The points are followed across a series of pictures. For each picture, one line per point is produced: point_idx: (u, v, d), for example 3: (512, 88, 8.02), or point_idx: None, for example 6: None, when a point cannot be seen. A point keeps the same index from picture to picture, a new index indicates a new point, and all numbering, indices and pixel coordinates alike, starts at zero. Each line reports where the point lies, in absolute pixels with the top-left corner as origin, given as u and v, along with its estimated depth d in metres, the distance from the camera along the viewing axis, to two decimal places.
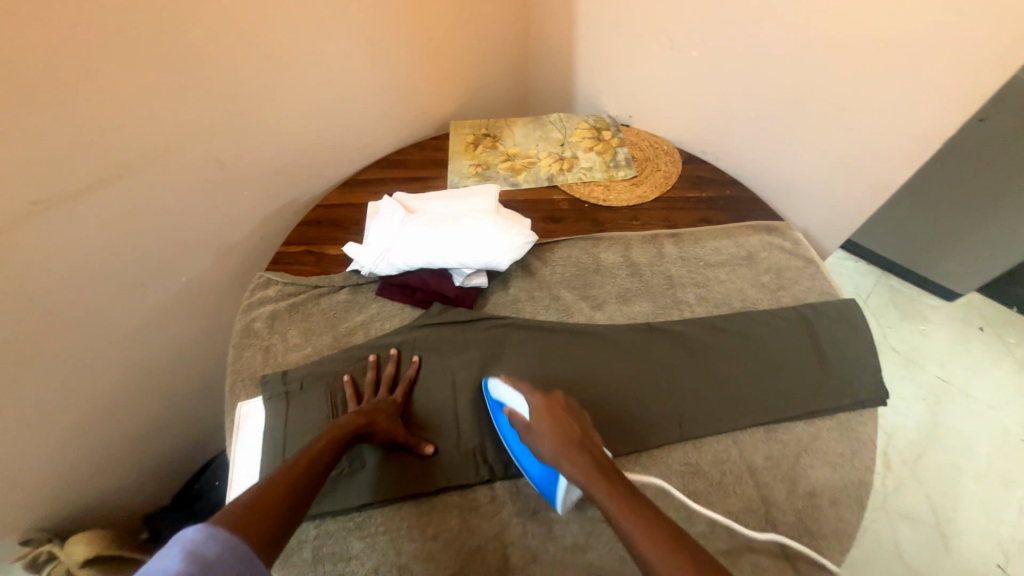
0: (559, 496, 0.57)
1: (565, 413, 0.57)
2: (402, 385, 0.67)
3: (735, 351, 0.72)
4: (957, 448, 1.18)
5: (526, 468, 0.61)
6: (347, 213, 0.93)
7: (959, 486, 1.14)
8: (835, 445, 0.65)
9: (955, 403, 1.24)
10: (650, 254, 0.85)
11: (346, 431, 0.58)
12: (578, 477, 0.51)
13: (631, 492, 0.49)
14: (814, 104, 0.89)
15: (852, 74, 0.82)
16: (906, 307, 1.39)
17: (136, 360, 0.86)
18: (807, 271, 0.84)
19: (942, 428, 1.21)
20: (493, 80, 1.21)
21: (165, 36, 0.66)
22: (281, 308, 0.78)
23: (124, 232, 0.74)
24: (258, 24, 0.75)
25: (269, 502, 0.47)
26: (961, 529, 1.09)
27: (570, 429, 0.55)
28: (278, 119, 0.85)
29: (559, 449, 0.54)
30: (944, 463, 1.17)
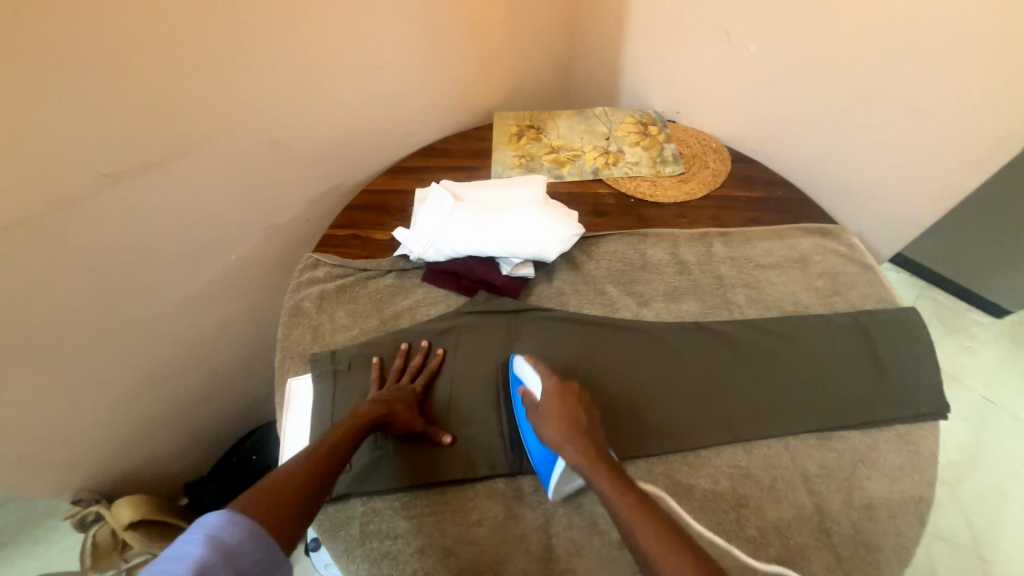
0: (553, 479, 0.57)
1: (576, 402, 0.59)
2: (424, 375, 0.67)
3: (787, 354, 0.70)
4: (1002, 471, 1.13)
5: (529, 449, 0.62)
6: (393, 199, 0.94)
7: (1002, 510, 1.09)
8: (892, 457, 0.63)
9: (1003, 424, 1.18)
10: (699, 253, 0.84)
11: (363, 421, 0.58)
12: (580, 463, 0.54)
13: (630, 484, 0.52)
14: (878, 103, 0.85)
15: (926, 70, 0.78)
16: (950, 323, 1.30)
17: (187, 333, 0.89)
18: (864, 276, 0.81)
19: (988, 449, 1.15)
20: (538, 71, 1.20)
21: (230, 14, 0.67)
22: (330, 289, 0.79)
23: (184, 207, 0.77)
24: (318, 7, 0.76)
25: (280, 496, 0.48)
26: (1003, 554, 1.04)
27: (579, 420, 0.57)
28: (331, 103, 0.86)
29: (565, 435, 0.56)
30: (987, 485, 1.12)
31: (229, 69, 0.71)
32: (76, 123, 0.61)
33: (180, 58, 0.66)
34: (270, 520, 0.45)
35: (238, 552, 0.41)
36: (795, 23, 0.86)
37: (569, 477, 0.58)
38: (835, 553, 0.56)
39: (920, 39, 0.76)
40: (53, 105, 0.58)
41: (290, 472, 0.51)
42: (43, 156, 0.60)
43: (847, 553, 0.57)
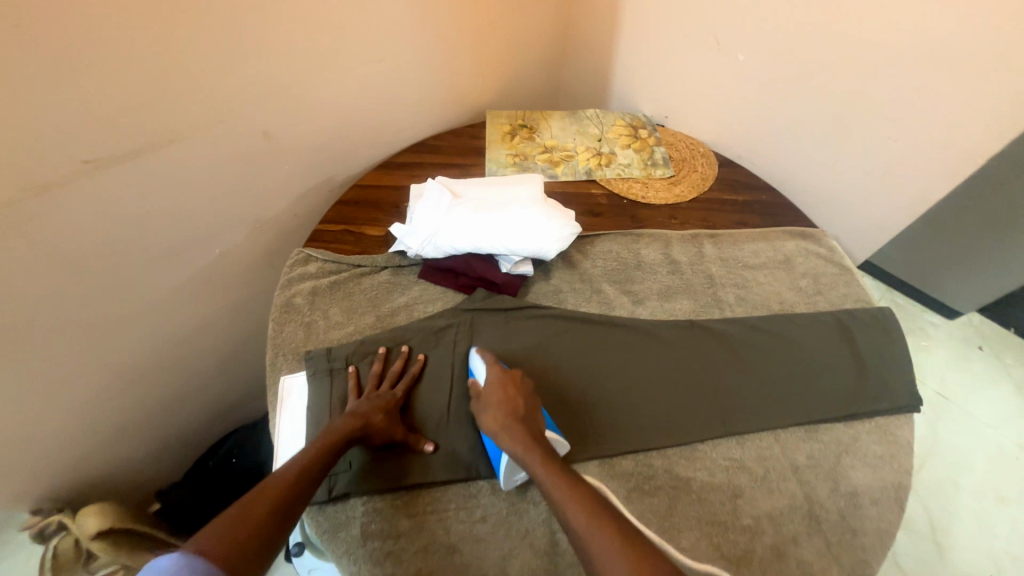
0: (502, 467, 0.57)
1: (519, 393, 0.61)
2: (404, 381, 0.66)
3: (776, 351, 0.73)
4: (953, 463, 1.21)
5: (483, 437, 0.63)
6: (386, 195, 0.92)
7: (954, 499, 1.17)
8: (874, 447, 0.67)
9: (953, 418, 1.27)
10: (690, 253, 0.86)
11: (341, 436, 0.56)
12: (514, 450, 0.56)
13: (562, 465, 0.54)
14: (862, 110, 0.90)
15: (910, 80, 0.84)
16: (909, 324, 1.37)
17: (166, 330, 0.84)
18: (842, 278, 0.85)
19: (941, 443, 1.24)
20: (529, 70, 1.20)
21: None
22: (323, 285, 0.77)
23: (168, 198, 0.73)
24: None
25: (245, 529, 0.45)
26: (955, 540, 1.12)
27: (517, 408, 0.59)
28: (323, 95, 0.84)
29: (502, 422, 0.58)
30: (940, 476, 1.20)
31: (220, 53, 0.67)
32: (54, 102, 0.56)
33: (169, 38, 0.62)
34: (234, 564, 0.42)
35: None
36: (783, 34, 0.89)
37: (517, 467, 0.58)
38: (825, 539, 0.59)
39: (901, 53, 0.82)
40: (29, 81, 0.53)
41: (259, 500, 0.47)
42: (15, 137, 0.55)
43: (835, 538, 0.60)
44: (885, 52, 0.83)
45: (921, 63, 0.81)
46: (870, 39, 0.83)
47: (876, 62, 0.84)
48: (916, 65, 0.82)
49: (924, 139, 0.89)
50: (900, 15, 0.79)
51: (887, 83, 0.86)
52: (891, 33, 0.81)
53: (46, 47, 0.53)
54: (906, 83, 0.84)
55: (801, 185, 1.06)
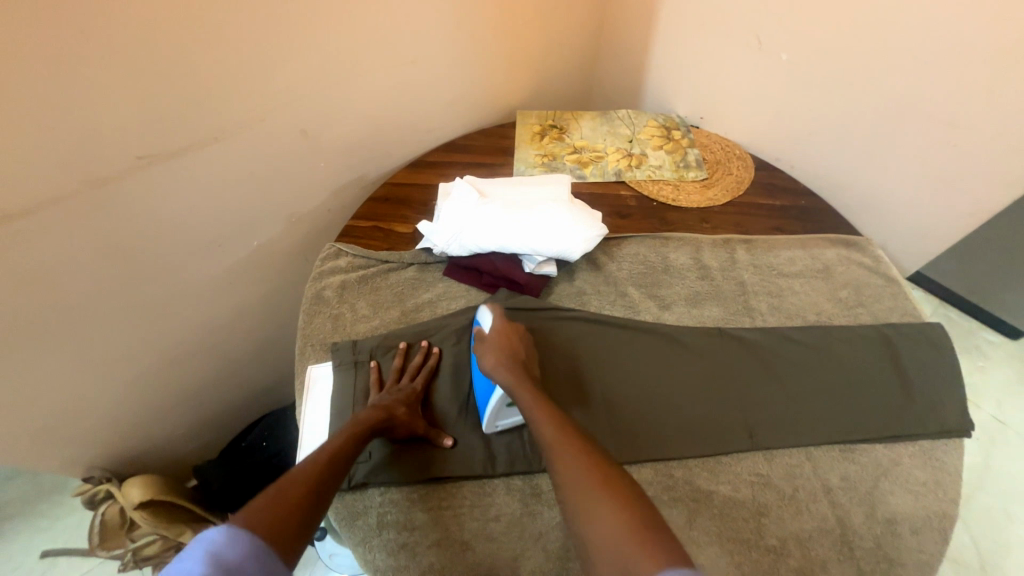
0: (487, 410, 0.61)
1: (518, 342, 0.63)
2: (424, 374, 0.67)
3: (810, 365, 0.70)
4: (1012, 493, 1.12)
5: (475, 383, 0.66)
6: (417, 193, 0.95)
7: (1011, 533, 1.08)
8: (917, 473, 0.62)
9: (1010, 445, 1.17)
10: (721, 258, 0.83)
11: (365, 428, 0.58)
12: (508, 383, 0.58)
13: (546, 398, 0.57)
14: (918, 112, 0.84)
15: (974, 81, 0.78)
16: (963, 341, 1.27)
17: (206, 317, 0.89)
18: (889, 289, 0.80)
19: (995, 470, 1.15)
20: (563, 71, 1.20)
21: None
22: (351, 279, 0.79)
23: (214, 191, 0.77)
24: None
25: (286, 508, 0.47)
26: None
27: (514, 350, 0.62)
28: (361, 96, 0.86)
29: (500, 359, 0.60)
30: (993, 506, 1.11)
31: (262, 54, 0.70)
32: (113, 100, 0.61)
33: (217, 40, 0.65)
34: (277, 535, 0.44)
35: (239, 567, 0.41)
36: (832, 32, 0.85)
37: (500, 413, 0.61)
38: (857, 567, 0.55)
39: (963, 50, 0.76)
40: (90, 82, 0.58)
41: (294, 482, 0.50)
42: (78, 132, 0.60)
43: (868, 567, 0.55)
44: (942, 51, 0.77)
45: (988, 60, 0.75)
46: (928, 34, 0.77)
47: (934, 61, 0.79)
48: (980, 62, 0.76)
49: (990, 146, 0.82)
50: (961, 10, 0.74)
51: (947, 83, 0.80)
52: (953, 29, 0.75)
53: (108, 47, 0.57)
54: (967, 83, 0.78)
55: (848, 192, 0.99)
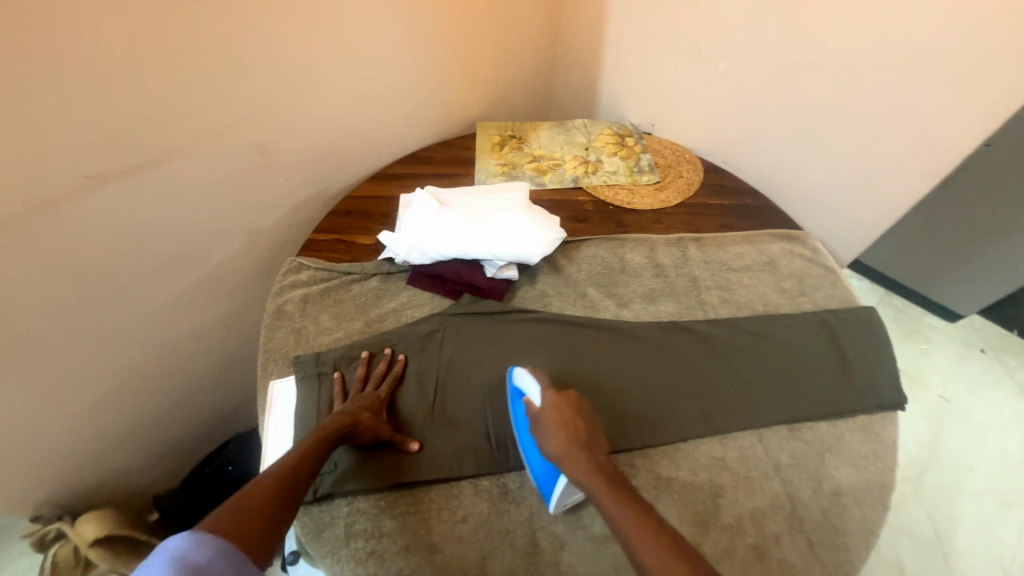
0: (555, 496, 0.57)
1: (578, 422, 0.58)
2: (389, 381, 0.67)
3: (757, 351, 0.74)
4: (957, 469, 1.41)
5: (530, 463, 0.61)
6: (379, 205, 0.96)
7: (960, 503, 1.36)
8: (857, 446, 0.66)
9: (955, 422, 1.49)
10: (674, 256, 0.88)
11: (330, 434, 0.58)
12: (580, 478, 0.54)
13: (622, 487, 0.53)
14: (843, 115, 0.92)
15: (888, 86, 0.85)
16: (910, 328, 1.65)
17: (162, 338, 0.86)
18: (827, 278, 0.85)
19: (943, 449, 1.44)
20: (520, 83, 1.24)
21: (221, 16, 0.67)
22: (314, 292, 0.79)
23: (166, 209, 0.75)
24: (305, 14, 0.76)
25: (250, 512, 0.46)
26: (959, 544, 1.30)
27: (579, 434, 0.58)
28: (319, 111, 0.87)
29: (568, 449, 0.56)
30: (947, 480, 1.39)
31: (212, 72, 0.70)
32: (55, 119, 0.59)
33: (163, 58, 0.65)
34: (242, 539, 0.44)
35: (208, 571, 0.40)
36: (763, 43, 0.92)
37: (568, 495, 0.58)
38: (808, 538, 0.58)
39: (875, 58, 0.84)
40: (27, 101, 0.56)
41: (259, 488, 0.49)
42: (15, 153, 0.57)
43: (818, 538, 0.58)
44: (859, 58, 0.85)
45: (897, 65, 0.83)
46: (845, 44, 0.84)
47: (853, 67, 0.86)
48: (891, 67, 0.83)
49: (905, 143, 0.91)
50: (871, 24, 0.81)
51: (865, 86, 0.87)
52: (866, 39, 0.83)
53: (47, 65, 0.56)
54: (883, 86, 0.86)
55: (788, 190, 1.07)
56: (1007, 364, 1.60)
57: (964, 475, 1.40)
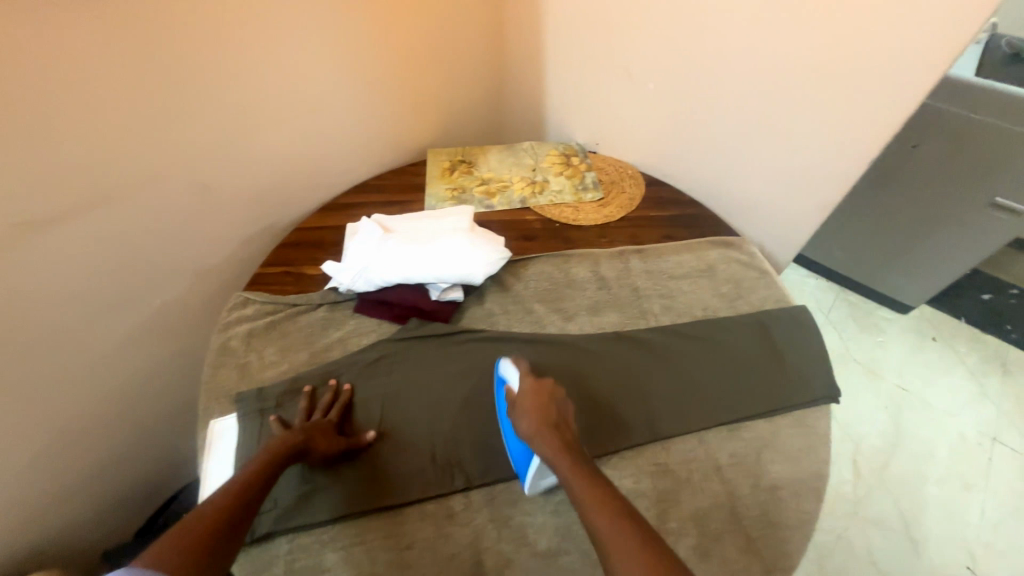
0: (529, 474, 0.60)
1: (550, 402, 0.62)
2: (337, 406, 0.67)
3: (697, 355, 0.76)
4: (919, 455, 1.46)
5: (509, 445, 0.65)
6: (328, 235, 0.97)
7: (924, 490, 1.41)
8: (793, 440, 0.69)
9: (914, 409, 1.55)
10: (617, 268, 0.91)
11: (278, 459, 0.57)
12: (548, 455, 0.56)
13: (582, 461, 0.56)
14: (754, 130, 0.92)
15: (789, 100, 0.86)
16: (864, 321, 1.75)
17: (105, 385, 0.84)
18: (762, 280, 0.89)
19: (905, 435, 1.50)
20: (468, 110, 1.27)
21: (134, 62, 0.67)
22: (259, 326, 0.79)
23: (100, 255, 0.74)
24: (227, 57, 0.77)
25: (185, 543, 0.45)
26: (928, 532, 1.34)
27: (550, 415, 0.61)
28: (253, 146, 0.87)
29: (537, 429, 0.59)
30: (908, 467, 1.44)
31: (135, 120, 0.70)
32: None
33: (80, 107, 0.64)
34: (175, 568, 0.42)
35: None
36: (682, 62, 0.94)
37: (541, 476, 0.61)
38: (747, 535, 0.60)
39: (775, 73, 0.84)
40: None
41: (198, 519, 0.48)
42: None
43: (756, 533, 0.60)
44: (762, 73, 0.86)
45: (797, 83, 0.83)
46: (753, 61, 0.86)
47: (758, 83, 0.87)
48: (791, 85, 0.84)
49: (828, 155, 0.87)
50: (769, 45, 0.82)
51: (770, 102, 0.88)
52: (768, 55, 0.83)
53: None
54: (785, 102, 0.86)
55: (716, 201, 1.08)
56: (959, 350, 1.68)
57: (925, 460, 1.46)
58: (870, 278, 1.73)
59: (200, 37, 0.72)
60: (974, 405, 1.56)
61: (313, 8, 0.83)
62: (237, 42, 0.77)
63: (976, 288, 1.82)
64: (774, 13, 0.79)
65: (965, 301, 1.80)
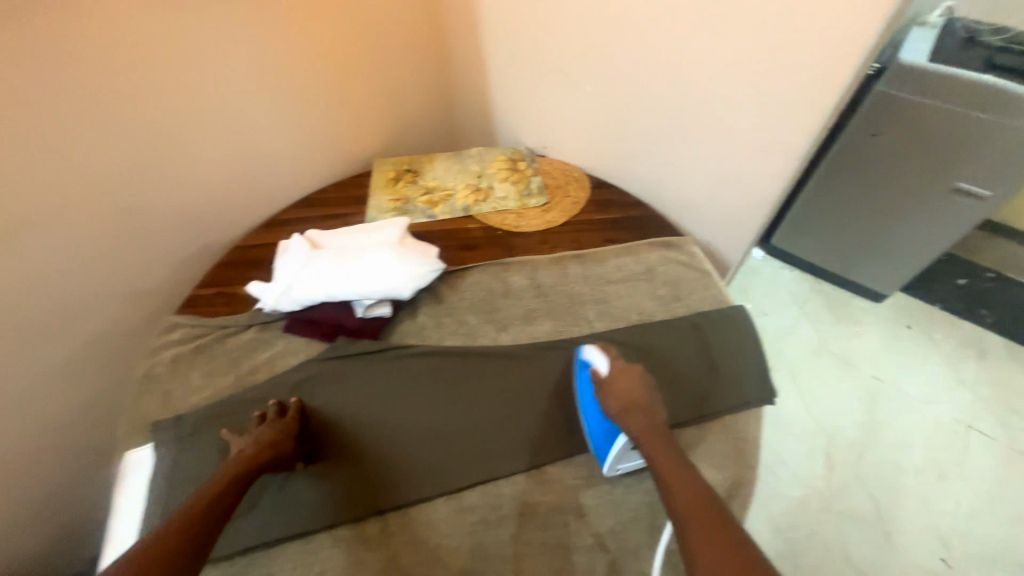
0: (612, 454, 0.62)
1: (641, 387, 0.64)
2: (295, 408, 0.66)
3: (629, 362, 0.75)
4: (894, 445, 1.42)
5: (589, 425, 0.66)
6: (263, 252, 0.95)
7: (899, 482, 1.36)
8: (719, 447, 0.70)
9: (889, 399, 1.50)
10: (555, 275, 0.90)
11: (237, 478, 0.56)
12: (637, 435, 0.60)
13: (677, 456, 0.58)
14: (693, 127, 0.90)
15: (723, 94, 0.84)
16: (841, 312, 1.71)
17: (30, 417, 0.81)
18: (702, 280, 0.88)
19: (879, 425, 1.45)
20: (415, 117, 1.25)
21: (33, 90, 0.64)
22: (184, 350, 0.77)
23: (16, 288, 0.71)
24: (143, 82, 0.75)
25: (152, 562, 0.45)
26: (903, 525, 1.29)
27: (637, 396, 0.63)
28: (179, 168, 0.85)
29: (624, 409, 0.62)
30: (882, 458, 1.39)
31: (40, 150, 0.67)
32: None
33: None
34: None
35: None
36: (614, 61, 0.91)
37: (625, 455, 0.62)
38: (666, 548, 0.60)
39: (708, 68, 0.82)
40: None
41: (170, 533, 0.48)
42: None
43: (674, 544, 0.60)
44: (696, 69, 0.83)
45: (729, 76, 0.81)
46: (683, 57, 0.83)
47: (693, 78, 0.85)
48: (724, 79, 0.82)
49: (762, 152, 0.86)
50: (698, 40, 0.80)
51: (706, 97, 0.85)
52: (701, 50, 0.81)
53: None
54: (721, 97, 0.84)
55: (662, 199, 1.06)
56: (935, 337, 1.63)
57: (902, 450, 1.41)
58: (842, 267, 1.69)
59: (105, 59, 0.69)
60: (948, 392, 1.52)
61: (232, 27, 0.81)
62: (152, 66, 0.74)
63: (953, 272, 1.76)
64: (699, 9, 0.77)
65: (945, 285, 1.74)
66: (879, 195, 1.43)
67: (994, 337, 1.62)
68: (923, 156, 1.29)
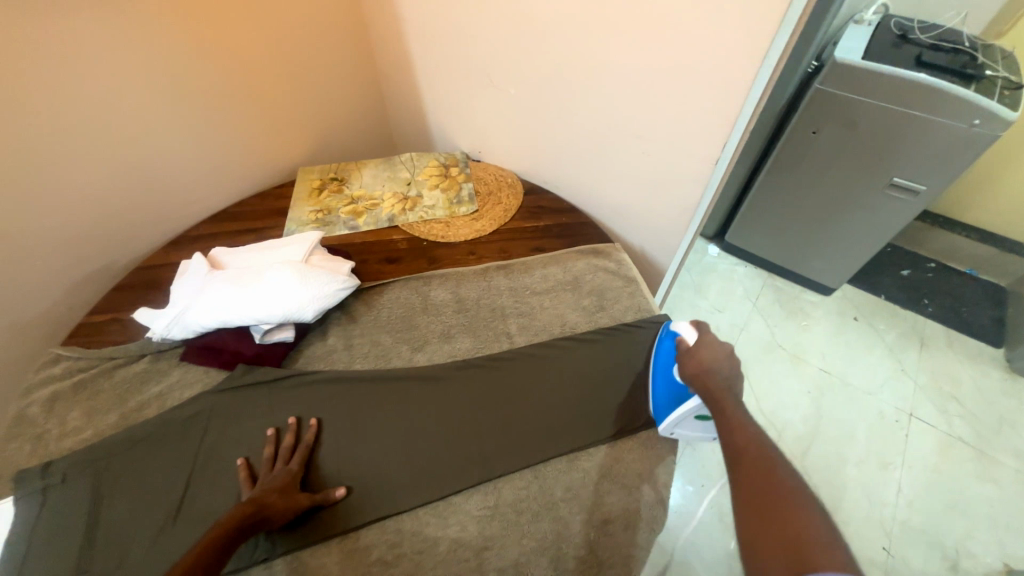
0: (669, 419, 0.66)
1: (714, 355, 0.64)
2: (300, 452, 0.63)
3: (546, 379, 0.73)
4: (839, 436, 1.39)
5: (656, 389, 0.70)
6: (166, 273, 0.88)
7: (843, 473, 1.32)
8: (635, 466, 0.67)
9: (836, 393, 1.48)
10: (479, 288, 0.86)
11: (227, 527, 0.51)
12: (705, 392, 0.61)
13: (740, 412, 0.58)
14: (614, 133, 0.86)
15: (636, 101, 0.79)
16: (789, 306, 1.72)
17: None
18: (628, 289, 0.86)
19: (825, 418, 1.43)
20: (344, 122, 1.19)
21: None
22: (65, 387, 0.71)
23: None
24: (9, 95, 0.65)
25: None
26: (847, 520, 1.24)
27: (712, 359, 0.63)
28: (57, 184, 0.75)
29: (698, 373, 0.63)
30: (829, 449, 1.36)
31: None
32: None
33: None
34: None
35: None
36: (535, 64, 0.87)
37: (681, 423, 0.66)
38: None
39: (619, 72, 0.77)
40: None
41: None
42: None
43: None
44: (612, 73, 0.78)
45: (640, 83, 0.76)
46: (597, 61, 0.79)
47: (609, 83, 0.80)
48: (636, 85, 0.77)
49: (680, 155, 0.81)
50: (606, 43, 0.76)
51: (621, 103, 0.81)
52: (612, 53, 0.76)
53: None
54: (634, 103, 0.80)
55: (594, 205, 1.03)
56: (880, 328, 1.64)
57: (845, 441, 1.38)
58: (791, 263, 1.71)
59: None
60: (894, 381, 1.51)
61: (115, 31, 0.73)
62: (17, 77, 0.65)
63: (896, 264, 1.80)
64: (605, 10, 0.72)
65: (888, 277, 1.77)
66: (821, 191, 1.43)
67: (935, 326, 1.63)
68: (858, 155, 1.30)
